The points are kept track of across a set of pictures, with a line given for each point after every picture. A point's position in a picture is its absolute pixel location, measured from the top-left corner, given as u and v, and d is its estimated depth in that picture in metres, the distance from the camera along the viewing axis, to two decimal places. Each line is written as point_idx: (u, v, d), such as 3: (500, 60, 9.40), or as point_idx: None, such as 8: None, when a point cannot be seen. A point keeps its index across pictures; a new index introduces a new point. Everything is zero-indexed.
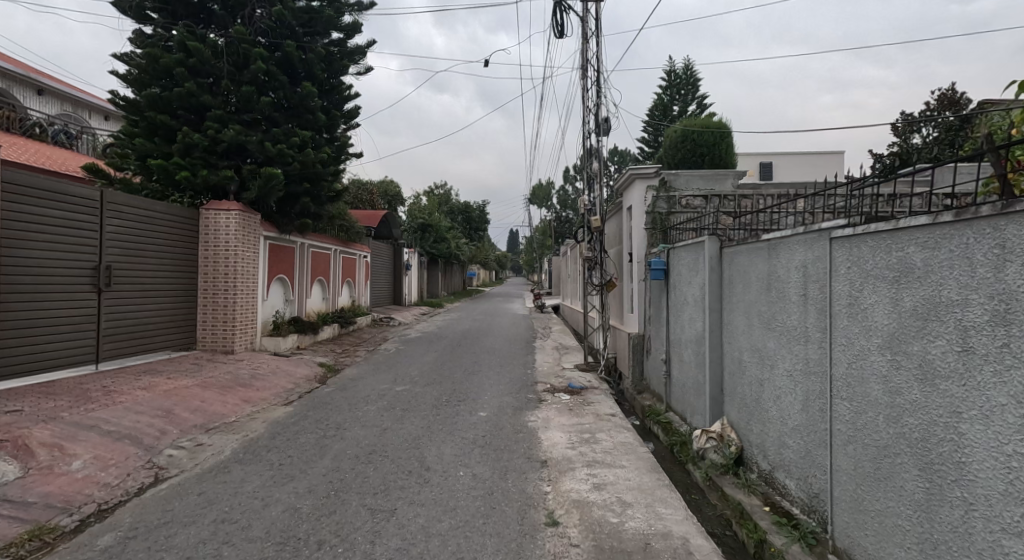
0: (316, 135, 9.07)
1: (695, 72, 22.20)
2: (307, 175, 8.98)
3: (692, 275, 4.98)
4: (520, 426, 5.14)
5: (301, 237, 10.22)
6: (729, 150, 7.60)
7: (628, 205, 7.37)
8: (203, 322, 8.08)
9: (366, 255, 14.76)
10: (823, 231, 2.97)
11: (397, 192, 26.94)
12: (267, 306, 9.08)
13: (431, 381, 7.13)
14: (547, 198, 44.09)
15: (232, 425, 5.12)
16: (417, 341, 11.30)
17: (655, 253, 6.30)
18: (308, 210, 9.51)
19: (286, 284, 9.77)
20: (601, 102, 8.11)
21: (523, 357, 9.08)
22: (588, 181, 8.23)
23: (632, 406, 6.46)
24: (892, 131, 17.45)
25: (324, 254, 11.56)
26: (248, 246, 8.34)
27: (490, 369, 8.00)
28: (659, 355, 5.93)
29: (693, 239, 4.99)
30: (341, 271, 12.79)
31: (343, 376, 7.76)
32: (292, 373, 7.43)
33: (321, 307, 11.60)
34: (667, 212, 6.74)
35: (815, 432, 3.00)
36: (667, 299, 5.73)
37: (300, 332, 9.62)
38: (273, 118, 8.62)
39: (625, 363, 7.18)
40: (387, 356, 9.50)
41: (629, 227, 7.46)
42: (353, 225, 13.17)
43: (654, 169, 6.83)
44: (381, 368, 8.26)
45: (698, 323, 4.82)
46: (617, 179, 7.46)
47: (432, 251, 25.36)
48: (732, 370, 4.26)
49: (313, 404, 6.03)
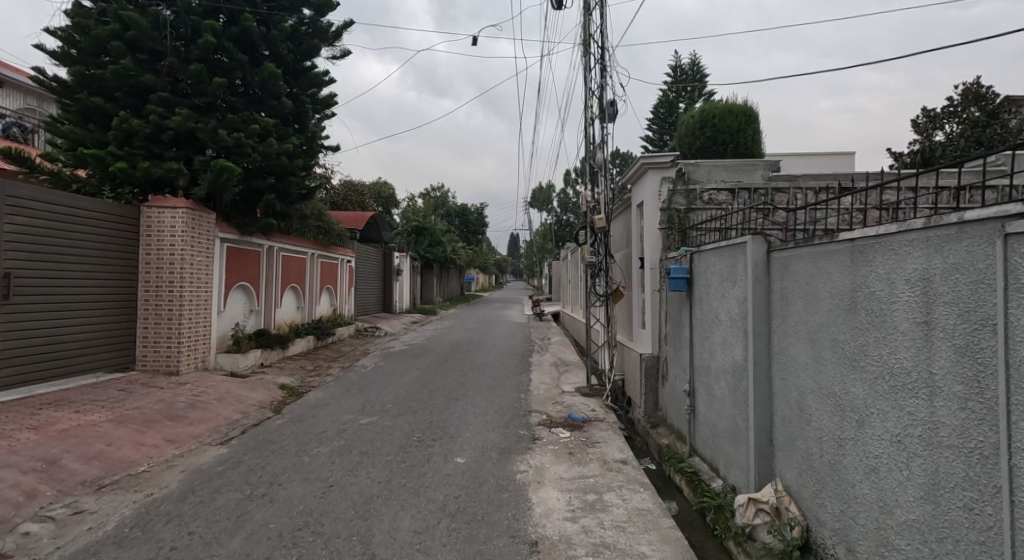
0: (281, 123, 7.98)
1: (702, 68, 21.11)
2: (270, 168, 7.89)
3: (727, 285, 3.86)
4: (506, 479, 4.01)
5: (269, 239, 9.15)
6: (758, 137, 6.46)
7: (639, 200, 6.25)
8: (144, 337, 6.95)
9: (351, 260, 13.66)
10: (970, 226, 1.88)
11: (391, 193, 25.87)
12: (225, 318, 7.99)
13: (405, 410, 6.00)
14: (547, 201, 42.95)
15: (137, 479, 3.99)
16: (400, 356, 10.17)
17: (674, 257, 5.19)
18: (273, 209, 8.40)
19: (249, 292, 8.70)
20: (605, 84, 7.02)
21: (516, 377, 7.92)
22: (592, 174, 7.12)
23: (646, 443, 5.34)
24: (913, 128, 16.29)
25: (298, 259, 10.48)
26: (197, 249, 7.23)
27: (476, 393, 6.86)
28: (682, 384, 4.81)
29: (728, 239, 3.88)
30: (319, 277, 11.68)
31: (305, 401, 6.62)
32: (242, 399, 6.30)
33: (294, 317, 10.51)
34: (687, 209, 5.65)
35: (958, 541, 1.91)
36: (692, 315, 4.61)
37: (264, 348, 8.53)
38: (230, 104, 7.54)
39: (635, 389, 6.05)
40: (362, 375, 8.38)
41: (639, 227, 6.36)
42: (334, 227, 12.08)
43: (671, 158, 5.73)
44: (352, 391, 7.13)
45: (735, 349, 3.69)
46: (625, 170, 6.33)
47: (426, 256, 24.24)
48: (789, 417, 3.13)
49: (254, 444, 4.90)
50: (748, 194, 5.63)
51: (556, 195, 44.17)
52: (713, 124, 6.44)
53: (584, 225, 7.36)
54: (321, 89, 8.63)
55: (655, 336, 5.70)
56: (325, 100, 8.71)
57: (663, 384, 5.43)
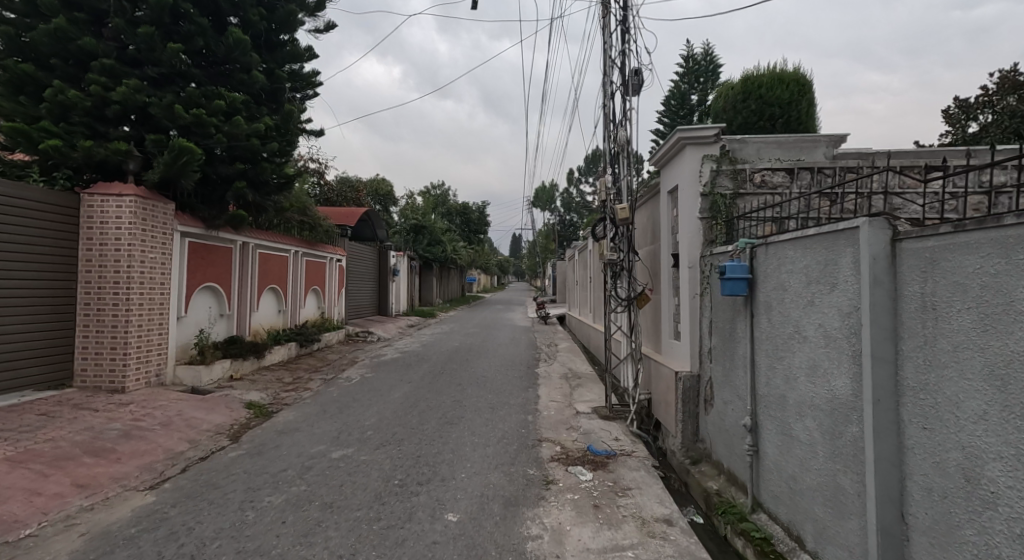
0: (251, 100, 6.94)
1: (715, 57, 20.04)
2: (237, 151, 6.84)
3: (817, 288, 2.78)
4: (513, 553, 2.95)
5: (242, 235, 8.12)
6: (813, 111, 5.38)
7: (671, 185, 5.19)
8: (83, 348, 5.89)
9: (341, 258, 12.62)
10: None
11: (389, 191, 24.86)
12: (187, 324, 6.95)
13: (389, 438, 4.95)
14: (550, 200, 41.86)
15: (13, 552, 2.94)
16: (391, 365, 9.11)
17: (724, 252, 4.12)
18: (243, 200, 7.36)
19: (218, 294, 7.67)
20: (628, 50, 5.97)
21: (521, 394, 6.86)
22: (612, 157, 6.05)
23: (686, 486, 4.29)
24: (944, 118, 15.22)
25: (279, 257, 9.46)
26: (150, 245, 6.18)
27: (476, 415, 5.82)
28: (739, 416, 3.74)
29: (818, 226, 2.80)
30: (304, 277, 10.66)
31: (272, 425, 5.58)
32: (194, 423, 5.25)
33: (273, 322, 9.48)
34: (734, 193, 4.61)
35: None
36: (755, 328, 3.53)
37: (234, 357, 7.50)
38: (191, 76, 6.50)
39: (668, 413, 4.98)
40: (346, 389, 7.34)
41: (672, 217, 5.30)
42: (321, 223, 11.03)
43: (715, 132, 4.67)
44: (330, 411, 6.09)
45: (834, 379, 2.62)
46: (655, 149, 5.27)
47: (425, 255, 23.23)
48: (946, 490, 2.07)
49: (192, 489, 3.85)
50: (812, 174, 4.59)
51: (560, 195, 43.12)
52: (760, 95, 5.39)
53: (600, 218, 6.31)
54: (301, 64, 7.72)
55: (695, 351, 4.65)
56: (305, 75, 7.77)
57: (708, 411, 4.36)
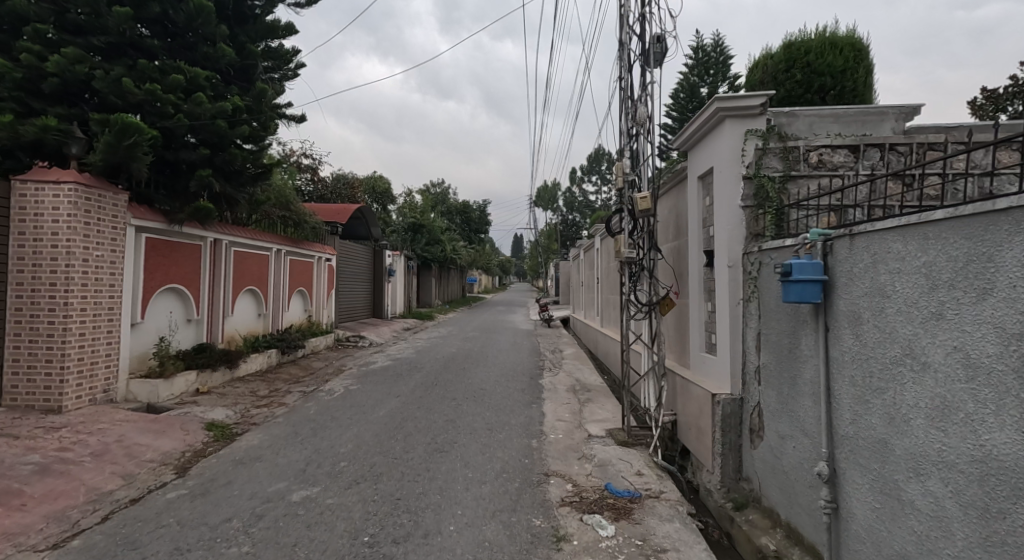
0: (215, 77, 6.11)
1: (726, 48, 19.21)
2: (201, 135, 6.01)
3: (952, 296, 1.94)
4: None
5: (212, 231, 7.29)
6: (869, 79, 4.53)
7: (704, 169, 4.34)
8: (14, 360, 5.06)
9: (330, 258, 11.80)
10: None
11: (386, 188, 24.06)
12: (144, 331, 6.12)
13: (365, 473, 4.11)
14: (552, 199, 41.07)
15: None
16: (380, 375, 8.28)
17: (779, 248, 3.28)
18: (210, 191, 6.52)
19: (184, 297, 6.85)
20: (648, 13, 5.13)
21: (524, 412, 6.02)
22: (629, 139, 5.21)
23: (731, 541, 3.44)
24: (971, 109, 14.37)
25: (257, 255, 8.64)
26: (95, 241, 5.35)
27: (470, 440, 4.98)
28: (805, 459, 2.90)
29: (953, 206, 1.96)
30: (288, 278, 9.83)
31: (230, 452, 4.74)
32: (135, 452, 4.41)
33: (250, 327, 8.65)
34: (785, 176, 3.77)
35: None
36: (831, 346, 2.68)
37: (200, 369, 6.67)
38: (144, 48, 5.69)
39: (700, 442, 4.14)
40: (325, 405, 6.50)
41: (706, 207, 4.45)
42: (307, 220, 10.21)
43: (762, 101, 3.81)
44: (302, 434, 5.25)
45: (990, 431, 1.77)
46: (685, 126, 4.42)
47: (424, 255, 22.41)
48: None
49: (104, 549, 3.02)
50: (880, 152, 3.74)
51: (562, 194, 42.34)
52: (807, 63, 4.54)
53: (616, 211, 5.46)
54: (276, 40, 6.91)
55: (737, 368, 3.80)
56: (281, 53, 6.93)
57: (757, 445, 3.51)
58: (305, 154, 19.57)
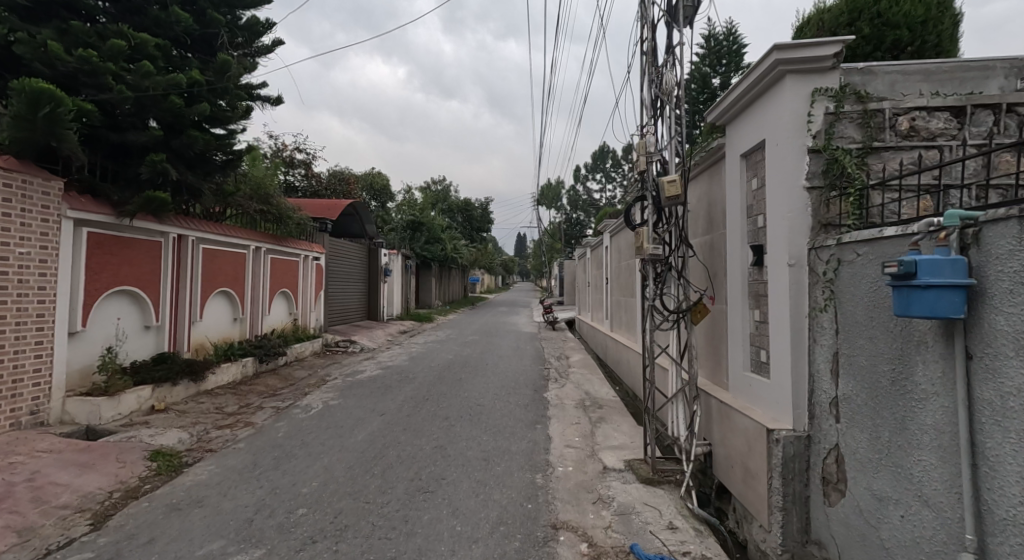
0: (168, 46, 5.28)
1: (740, 37, 18.26)
2: (152, 113, 5.19)
3: None
4: None
5: (174, 226, 6.46)
6: (954, 30, 3.66)
7: (752, 144, 3.48)
8: None
9: (318, 256, 10.98)
10: None
11: (385, 184, 23.25)
12: (87, 340, 5.30)
13: (326, 528, 3.27)
14: (557, 197, 40.25)
15: None
16: (366, 388, 7.42)
17: (873, 241, 2.42)
18: (166, 179, 5.68)
19: (139, 301, 6.03)
20: None
21: (526, 437, 5.14)
22: (653, 112, 4.34)
23: None
24: None
25: (231, 254, 7.81)
26: (20, 235, 4.53)
27: (462, 475, 4.13)
28: (929, 541, 2.03)
29: None
30: (268, 278, 9.00)
31: (169, 491, 3.91)
32: (47, 494, 3.58)
33: (224, 333, 7.83)
34: (865, 148, 2.91)
35: None
36: (976, 381, 1.83)
37: (157, 383, 5.84)
38: (82, 10, 4.86)
39: (749, 488, 3.28)
40: (299, 425, 5.66)
41: (754, 192, 3.58)
42: (291, 215, 9.38)
43: (839, 48, 2.90)
44: (262, 465, 4.41)
45: None
46: (729, 89, 3.56)
47: (423, 254, 21.56)
48: None
49: None
50: (994, 116, 2.90)
51: (567, 193, 41.44)
52: (876, 14, 3.69)
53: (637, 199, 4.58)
54: (247, 9, 6.06)
55: (802, 397, 2.94)
56: (252, 25, 6.10)
57: (836, 503, 2.65)
58: (298, 148, 18.75)
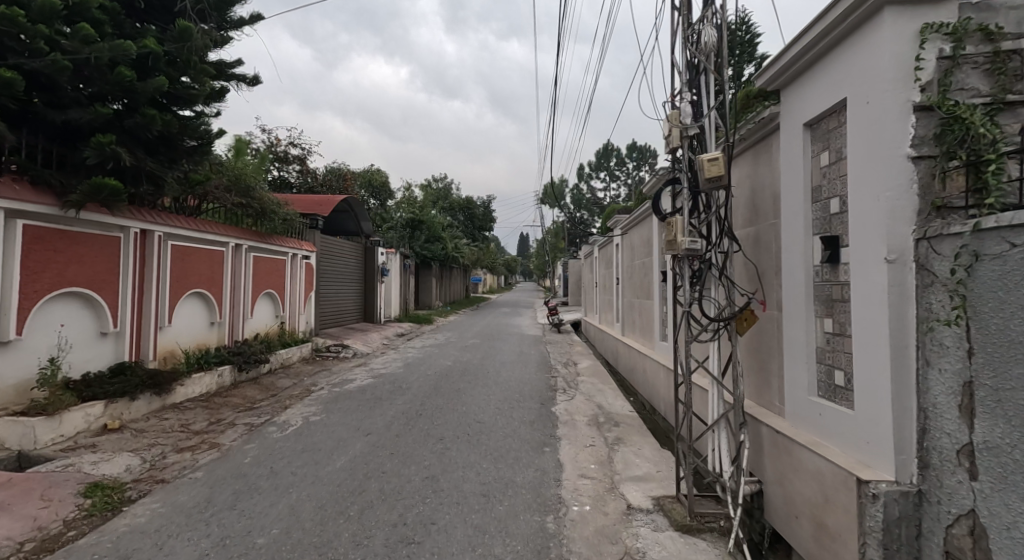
0: (116, 8, 4.57)
1: (751, 27, 17.52)
2: (99, 86, 4.49)
3: None
4: None
5: (136, 220, 5.74)
6: None
7: (825, 108, 2.75)
8: None
9: (307, 255, 10.26)
10: None
11: (384, 182, 22.54)
12: (24, 350, 4.58)
13: None
14: (560, 195, 39.47)
15: None
16: (354, 400, 6.69)
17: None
18: (120, 165, 4.97)
19: (93, 305, 5.31)
20: None
21: (533, 466, 4.39)
22: (689, 79, 3.57)
23: None
24: None
25: (205, 252, 7.10)
26: None
27: (456, 519, 3.39)
28: None
29: None
30: (250, 278, 8.27)
31: (94, 541, 3.18)
32: None
33: (198, 339, 7.10)
34: (995, 103, 2.18)
35: None
36: None
37: (111, 398, 5.11)
38: None
39: (825, 552, 2.53)
40: (271, 447, 4.92)
41: (823, 169, 2.85)
42: (276, 210, 8.64)
43: None
44: (217, 502, 3.68)
45: None
46: (797, 40, 2.83)
47: (423, 254, 20.82)
48: None
49: None
50: None
51: (571, 192, 40.69)
52: None
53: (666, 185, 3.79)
54: None
55: (908, 437, 2.21)
56: None
57: None
58: (292, 143, 18.04)
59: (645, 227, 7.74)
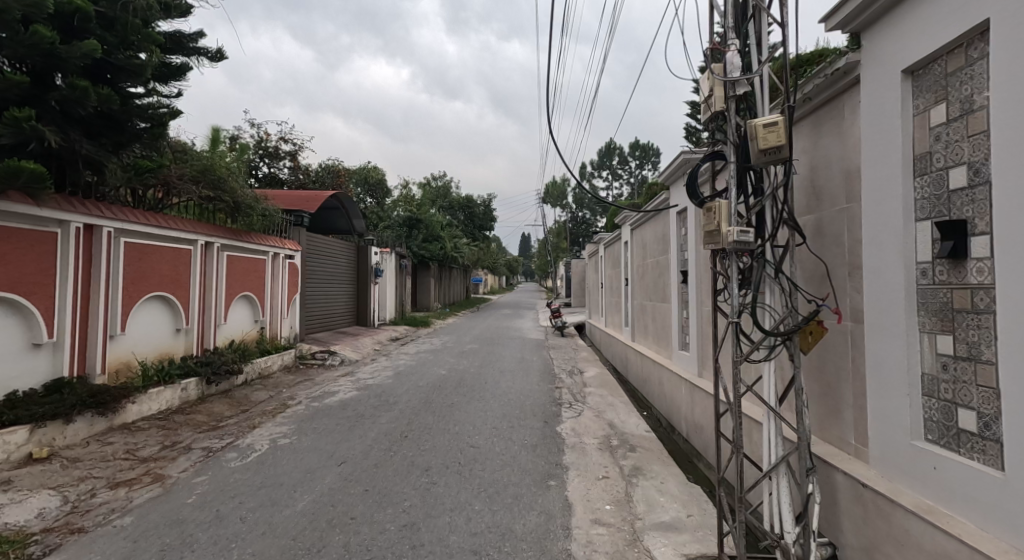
0: None
1: None
2: (11, 49, 3.74)
3: None
4: None
5: (77, 213, 4.99)
6: None
7: (947, 42, 2.07)
8: None
9: (290, 255, 9.50)
10: None
11: (380, 179, 21.79)
12: None
13: None
14: (562, 194, 38.65)
15: None
16: (333, 418, 5.93)
17: None
18: (47, 147, 4.21)
19: (21, 311, 4.60)
20: None
21: (536, 508, 3.62)
22: (739, 21, 2.74)
23: None
24: None
25: (167, 252, 6.34)
26: None
27: None
28: None
29: None
30: (223, 281, 7.51)
31: None
32: None
33: (161, 348, 6.35)
34: None
35: None
36: None
37: (39, 422, 4.37)
38: None
39: None
40: (226, 480, 4.16)
41: (936, 130, 2.17)
42: (253, 205, 7.87)
43: None
44: None
45: None
46: None
47: (420, 254, 20.05)
48: None
49: None
50: None
51: (573, 190, 39.90)
52: None
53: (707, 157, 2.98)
54: None
55: None
56: None
57: None
58: (283, 138, 17.30)
59: (660, 223, 6.97)
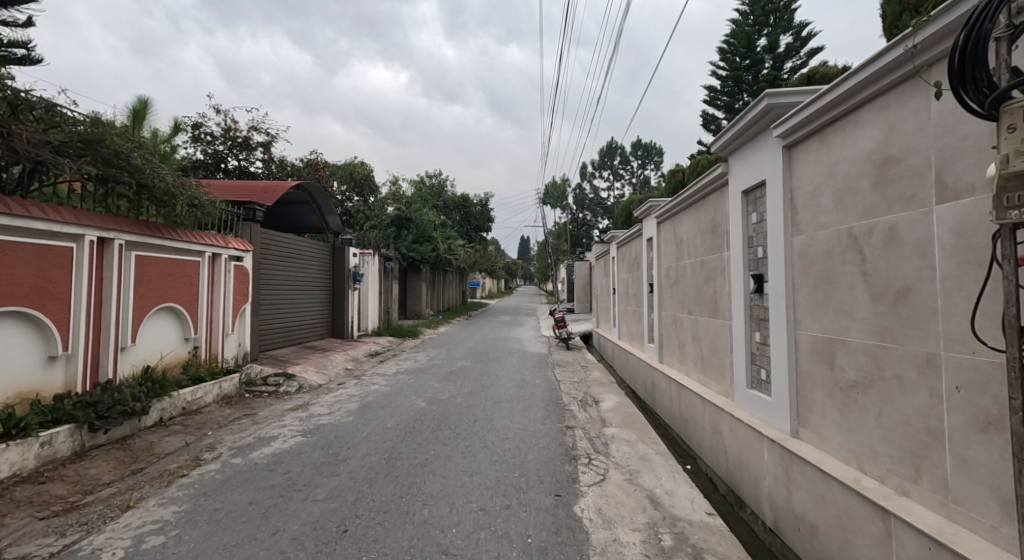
0: None
1: None
2: None
3: None
4: None
5: None
6: None
7: None
8: None
9: (236, 256, 7.74)
10: None
11: (367, 175, 19.92)
12: None
13: None
14: (563, 193, 36.77)
15: None
16: (251, 488, 4.11)
17: None
18: None
19: None
20: None
21: None
22: None
23: None
24: None
25: (28, 251, 4.57)
26: None
27: None
28: None
29: None
30: (134, 288, 5.74)
31: None
32: None
33: (20, 383, 4.57)
34: None
35: None
36: None
37: None
38: None
39: None
40: None
41: None
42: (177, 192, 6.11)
43: None
44: None
45: None
46: None
47: (410, 256, 18.24)
48: None
49: None
50: None
51: (574, 190, 38.12)
52: None
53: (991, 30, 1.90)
54: None
55: None
56: None
57: None
58: (254, 128, 15.48)
59: (707, 212, 5.20)
